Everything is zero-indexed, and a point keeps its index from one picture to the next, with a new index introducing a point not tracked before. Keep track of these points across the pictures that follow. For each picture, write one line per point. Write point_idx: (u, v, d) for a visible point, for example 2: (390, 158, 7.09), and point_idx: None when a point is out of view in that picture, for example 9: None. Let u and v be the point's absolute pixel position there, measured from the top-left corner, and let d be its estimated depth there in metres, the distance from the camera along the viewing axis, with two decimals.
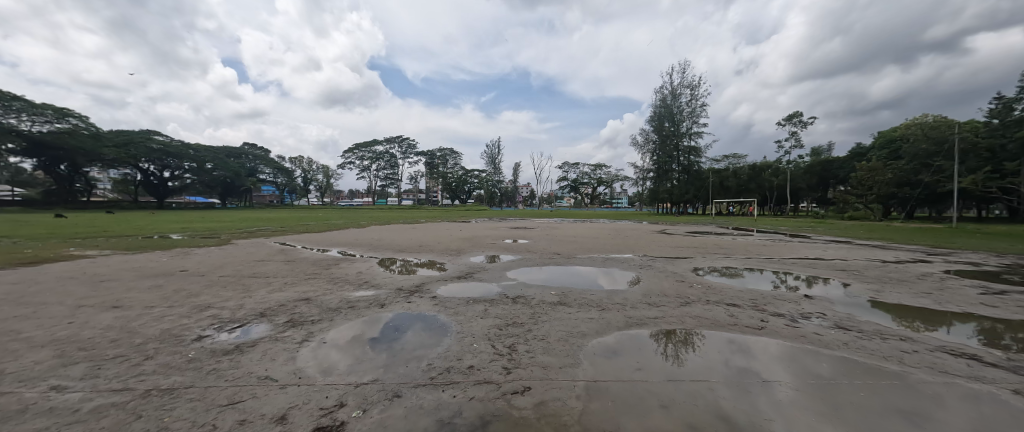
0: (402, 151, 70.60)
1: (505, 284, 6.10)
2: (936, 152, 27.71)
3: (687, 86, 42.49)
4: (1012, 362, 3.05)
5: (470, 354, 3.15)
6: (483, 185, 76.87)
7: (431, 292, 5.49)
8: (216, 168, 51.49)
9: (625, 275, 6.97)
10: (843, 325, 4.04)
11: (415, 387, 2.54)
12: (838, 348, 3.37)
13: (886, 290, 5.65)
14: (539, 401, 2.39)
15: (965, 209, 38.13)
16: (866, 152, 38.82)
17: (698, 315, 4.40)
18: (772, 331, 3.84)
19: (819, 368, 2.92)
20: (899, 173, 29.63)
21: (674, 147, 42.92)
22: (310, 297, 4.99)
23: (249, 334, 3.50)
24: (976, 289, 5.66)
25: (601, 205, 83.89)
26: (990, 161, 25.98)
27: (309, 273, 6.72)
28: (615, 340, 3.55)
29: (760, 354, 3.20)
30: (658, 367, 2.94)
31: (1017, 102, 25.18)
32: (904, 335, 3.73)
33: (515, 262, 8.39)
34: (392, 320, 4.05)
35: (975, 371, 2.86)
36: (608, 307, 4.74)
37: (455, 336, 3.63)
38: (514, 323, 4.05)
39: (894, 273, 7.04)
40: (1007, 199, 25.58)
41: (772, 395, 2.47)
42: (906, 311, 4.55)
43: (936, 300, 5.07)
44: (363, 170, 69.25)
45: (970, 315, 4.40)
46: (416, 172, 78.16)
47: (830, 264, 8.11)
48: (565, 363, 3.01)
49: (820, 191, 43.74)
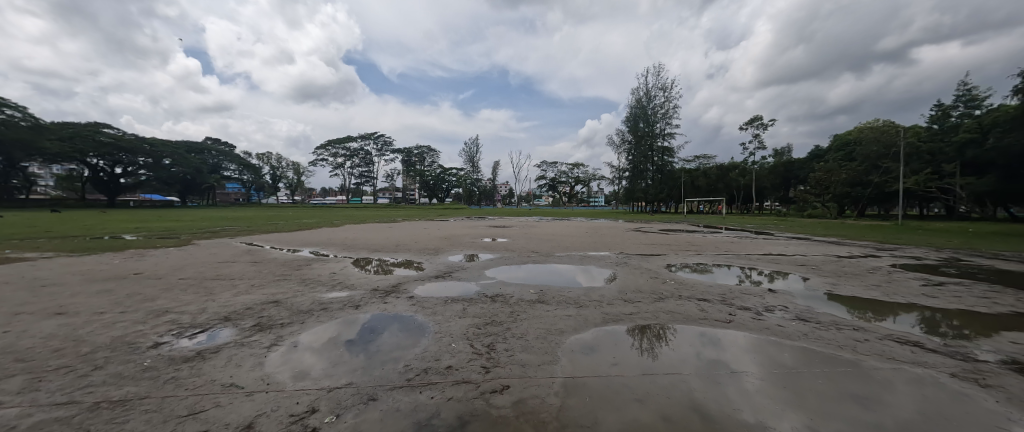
0: (378, 148, 68.93)
1: (483, 283, 6.05)
2: (884, 155, 29.94)
3: (661, 88, 43.63)
4: (951, 348, 3.31)
5: (448, 354, 3.12)
6: (461, 184, 75.84)
7: (409, 292, 5.39)
8: (175, 165, 49.13)
9: (602, 272, 7.05)
10: (803, 317, 4.28)
11: (392, 389, 2.48)
12: (799, 339, 3.57)
13: (841, 283, 6.04)
14: (518, 399, 2.39)
15: (909, 208, 41.25)
16: (823, 154, 41.31)
17: (670, 311, 4.53)
18: (738, 324, 4.02)
19: (783, 358, 3.08)
20: (853, 174, 31.48)
21: (648, 147, 43.97)
22: (279, 299, 4.77)
23: (216, 339, 3.33)
24: (918, 282, 6.15)
25: (579, 204, 84.88)
26: (929, 163, 28.45)
27: (278, 274, 6.44)
28: (592, 337, 3.60)
29: (729, 346, 3.34)
30: (636, 362, 3.00)
31: (953, 109, 28.20)
32: (857, 325, 3.99)
33: (494, 261, 8.33)
34: (369, 321, 3.96)
35: (919, 357, 3.10)
36: (586, 304, 4.82)
37: (432, 336, 3.59)
38: (493, 322, 4.03)
39: (847, 267, 7.52)
40: (944, 198, 28.17)
41: (740, 385, 2.58)
42: (859, 303, 4.87)
43: (884, 292, 5.48)
44: (336, 168, 67.11)
45: (912, 305, 4.78)
46: (392, 170, 76.48)
47: (792, 260, 8.55)
48: (543, 360, 3.03)
49: (782, 190, 46.26)
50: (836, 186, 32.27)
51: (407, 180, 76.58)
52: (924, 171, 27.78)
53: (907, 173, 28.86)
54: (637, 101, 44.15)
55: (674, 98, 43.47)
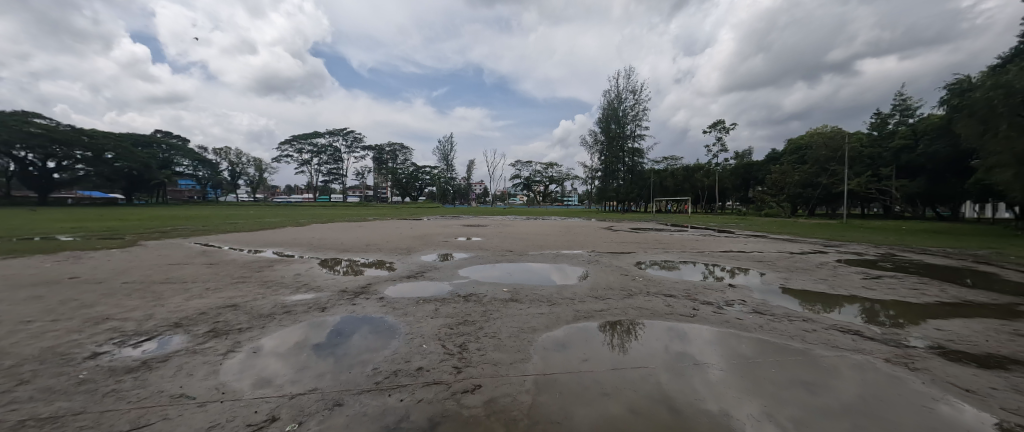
0: (348, 145, 66.60)
1: (457, 282, 6.01)
2: (831, 158, 32.25)
3: (631, 90, 44.82)
4: (886, 336, 3.63)
5: (419, 355, 3.06)
6: (435, 183, 74.72)
7: (380, 293, 5.25)
8: (119, 159, 45.27)
9: (575, 270, 7.18)
10: (759, 310, 4.54)
11: (359, 393, 2.41)
12: (755, 330, 3.78)
13: (794, 277, 6.47)
14: (490, 398, 2.39)
15: (854, 208, 44.69)
16: (779, 157, 44.07)
17: (639, 306, 4.68)
18: (702, 318, 4.22)
19: (743, 349, 3.26)
20: (805, 175, 33.81)
21: (620, 148, 45.10)
22: (238, 303, 4.52)
23: (168, 347, 3.12)
24: (859, 275, 6.70)
25: (553, 204, 85.82)
26: (870, 167, 31.01)
27: (237, 277, 6.10)
28: (564, 334, 3.66)
29: (694, 339, 3.49)
30: (606, 357, 3.07)
31: (890, 118, 30.97)
32: (807, 316, 4.28)
33: (468, 260, 8.27)
34: (338, 324, 3.82)
35: (858, 344, 3.37)
36: (558, 301, 4.89)
37: (404, 337, 3.52)
38: (466, 322, 4.00)
39: (799, 262, 8.06)
40: (882, 199, 30.80)
41: (704, 376, 2.70)
42: (809, 296, 5.23)
43: (830, 285, 5.92)
44: (303, 164, 64.28)
45: (855, 297, 5.18)
46: (362, 168, 74.20)
47: (750, 256, 9.05)
48: (516, 358, 3.04)
49: (743, 191, 48.98)
50: (790, 187, 34.71)
51: (378, 177, 74.61)
52: (865, 174, 30.36)
53: (851, 175, 31.34)
54: (609, 103, 45.13)
55: (643, 100, 44.83)
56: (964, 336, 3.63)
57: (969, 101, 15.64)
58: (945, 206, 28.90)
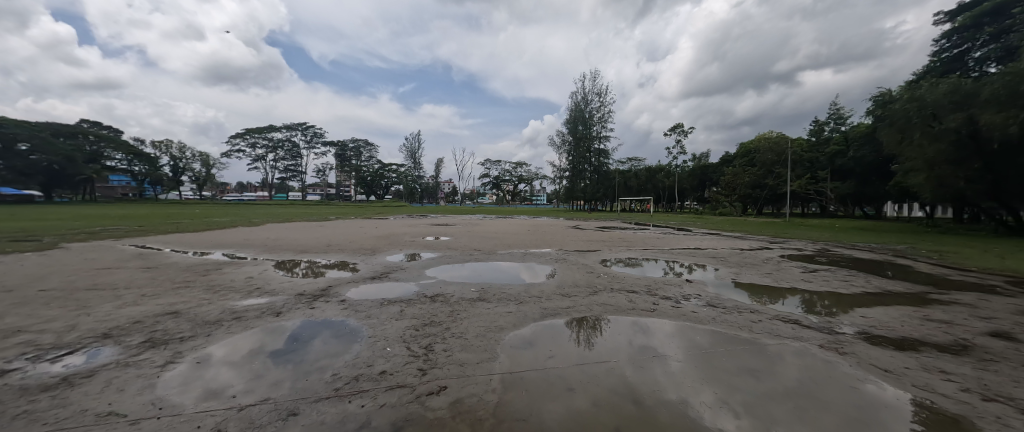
0: (307, 140, 63.23)
1: (423, 282, 5.91)
2: (776, 161, 34.83)
3: (597, 93, 45.94)
4: (821, 324, 3.98)
5: (382, 358, 2.98)
6: (402, 181, 72.75)
7: (341, 295, 5.05)
8: (35, 152, 40.25)
9: (543, 269, 7.28)
10: (713, 303, 4.83)
11: (316, 401, 2.30)
12: (709, 322, 4.03)
13: (743, 272, 6.94)
14: (455, 399, 2.36)
15: (796, 207, 48.56)
16: (731, 160, 46.99)
17: (604, 303, 4.82)
18: (661, 312, 4.42)
19: (699, 340, 3.45)
20: (754, 177, 36.29)
21: (586, 149, 46.13)
22: (180, 309, 4.16)
23: (96, 360, 2.81)
24: (799, 269, 7.30)
25: (522, 203, 86.23)
26: (809, 170, 33.84)
27: (179, 281, 5.61)
28: (531, 332, 3.69)
29: (655, 332, 3.66)
30: (571, 352, 3.14)
31: (826, 126, 33.95)
32: (754, 308, 4.60)
33: (435, 260, 8.15)
34: (294, 329, 3.62)
35: (798, 332, 3.68)
36: (526, 301, 4.91)
37: (367, 340, 3.40)
38: (432, 322, 3.94)
39: (748, 258, 8.64)
40: (820, 199, 33.71)
41: (665, 367, 2.84)
42: (757, 289, 5.63)
43: (775, 279, 6.41)
44: (256, 160, 60.18)
45: (796, 289, 5.63)
46: (323, 165, 70.81)
47: (706, 253, 9.58)
48: (482, 358, 3.03)
49: (699, 191, 51.78)
50: (741, 188, 37.03)
51: (341, 175, 71.45)
52: (805, 177, 33.06)
53: (792, 177, 34.05)
54: (576, 104, 45.99)
55: (608, 103, 46.10)
56: (884, 322, 4.06)
57: (891, 112, 17.42)
58: (872, 206, 32.14)
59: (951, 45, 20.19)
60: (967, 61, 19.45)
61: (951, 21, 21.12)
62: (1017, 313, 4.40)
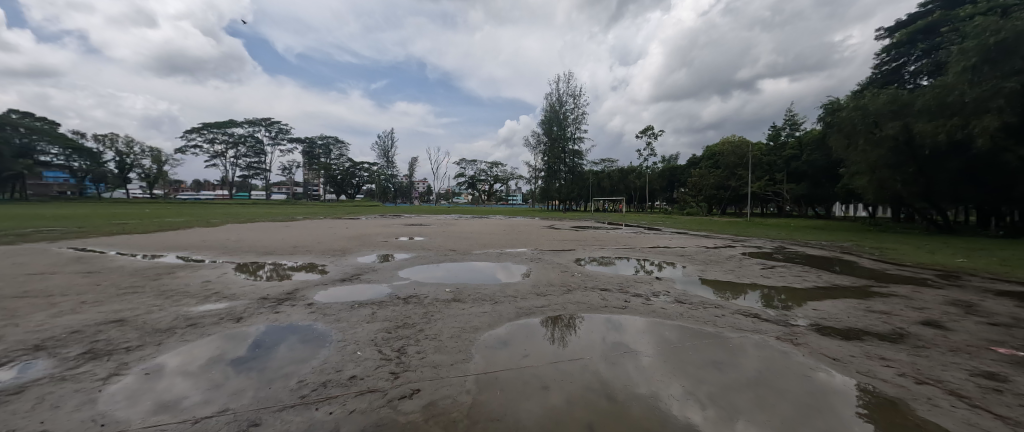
0: (272, 137, 60.19)
1: (396, 284, 5.79)
2: (739, 164, 36.70)
3: (571, 94, 46.61)
4: (778, 317, 4.24)
5: (352, 363, 2.88)
6: (374, 180, 70.79)
7: (309, 298, 4.85)
8: None
9: (518, 268, 7.30)
10: (680, 300, 5.02)
11: (280, 410, 2.20)
12: (677, 318, 4.18)
13: (708, 269, 7.26)
14: (428, 402, 2.33)
15: (756, 207, 51.39)
16: (697, 162, 49.06)
17: (577, 301, 4.89)
18: (633, 309, 4.55)
19: (668, 335, 3.58)
20: (718, 179, 38.02)
21: (561, 149, 46.67)
22: (128, 317, 3.86)
23: (26, 374, 2.55)
24: (758, 266, 7.74)
25: (498, 203, 86.03)
26: (768, 172, 35.91)
27: (127, 286, 5.19)
28: (506, 332, 3.69)
29: (628, 329, 3.76)
30: (546, 351, 3.17)
31: (783, 131, 36.13)
32: (719, 303, 4.83)
33: (409, 261, 7.99)
34: (258, 335, 3.44)
35: (757, 325, 3.90)
36: (501, 300, 4.91)
37: (336, 344, 3.29)
38: (405, 324, 3.86)
39: (713, 256, 9.07)
40: (777, 200, 35.85)
41: (636, 363, 2.92)
42: (720, 285, 5.92)
43: (737, 275, 6.75)
44: (215, 157, 56.60)
45: (756, 285, 5.96)
46: (290, 162, 67.64)
47: (674, 251, 9.95)
48: (457, 359, 3.00)
49: (668, 191, 53.70)
50: (706, 189, 38.71)
51: (309, 173, 68.57)
52: (765, 179, 35.04)
53: (753, 179, 35.98)
54: (551, 105, 46.38)
55: (582, 104, 46.89)
56: (833, 314, 4.38)
57: (839, 119, 18.78)
58: (822, 206, 34.57)
59: (890, 59, 22.03)
60: (903, 74, 21.31)
61: (890, 37, 23.06)
62: (944, 303, 4.89)
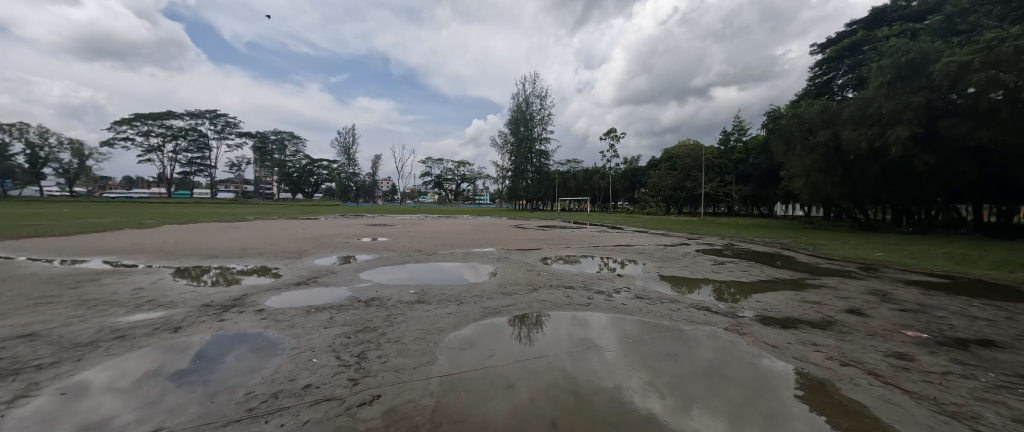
0: (218, 130, 55.63)
1: (357, 286, 5.57)
2: (694, 166, 38.85)
3: (537, 95, 47.10)
4: (726, 309, 4.55)
5: (308, 371, 2.74)
6: (334, 178, 67.54)
7: (259, 304, 4.54)
8: None
9: (485, 268, 7.28)
10: (640, 295, 5.24)
11: (226, 425, 2.04)
12: (637, 313, 4.36)
13: (665, 266, 7.64)
14: (389, 407, 2.26)
15: (708, 207, 54.72)
16: (656, 164, 51.39)
17: (543, 300, 4.96)
18: (596, 305, 4.69)
19: (630, 330, 3.73)
20: (676, 180, 40.01)
21: (528, 150, 47.02)
22: (40, 331, 3.42)
23: None
24: (710, 262, 8.26)
25: (465, 203, 85.11)
26: (719, 174, 38.30)
27: (39, 297, 4.57)
28: (471, 332, 3.66)
29: (592, 325, 3.87)
30: (512, 350, 3.18)
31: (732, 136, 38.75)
32: (674, 298, 5.10)
33: (372, 262, 7.72)
34: (202, 346, 3.17)
35: (708, 318, 4.16)
36: (466, 300, 4.87)
37: (290, 352, 3.11)
38: (366, 328, 3.72)
39: (670, 253, 9.55)
40: (728, 200, 38.38)
41: (600, 357, 3.01)
42: (677, 280, 6.24)
43: (692, 270, 7.15)
44: (150, 151, 51.37)
45: (708, 280, 6.35)
46: (239, 158, 62.84)
47: (634, 249, 10.37)
48: (420, 362, 2.94)
49: (630, 191, 55.81)
50: (665, 190, 40.63)
51: (261, 170, 64.09)
52: (717, 180, 37.35)
53: (707, 181, 38.24)
54: (518, 105, 46.60)
55: (548, 106, 47.54)
56: (773, 305, 4.77)
57: (779, 126, 20.42)
58: (766, 206, 37.44)
59: (821, 73, 24.35)
60: (833, 86, 23.59)
61: (822, 52, 25.45)
62: (865, 292, 5.48)
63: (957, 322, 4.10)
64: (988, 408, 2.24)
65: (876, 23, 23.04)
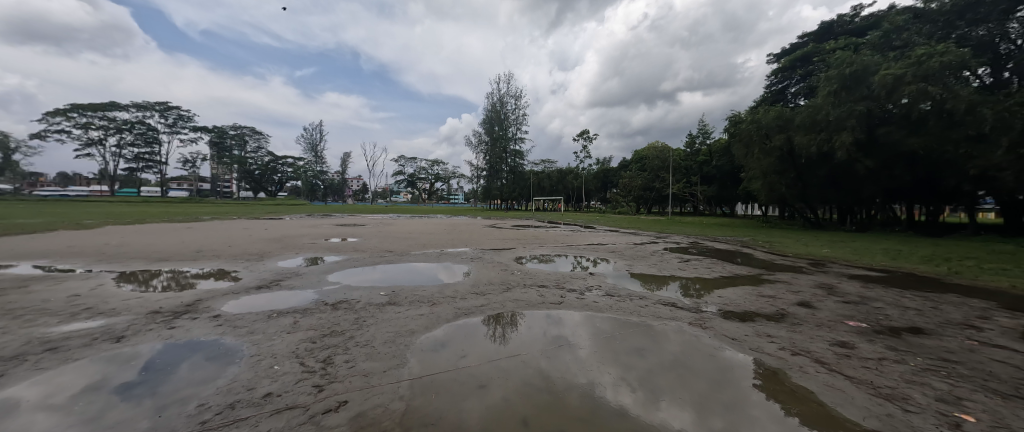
0: (169, 124, 51.72)
1: (325, 289, 5.37)
2: (662, 167, 40.26)
3: (512, 95, 47.16)
4: (691, 304, 4.75)
5: (269, 378, 2.61)
6: (300, 176, 64.56)
7: (215, 310, 4.27)
8: None
9: (459, 268, 7.21)
10: (610, 293, 5.38)
11: None
12: (607, 310, 4.47)
13: (635, 264, 7.87)
14: (357, 413, 2.19)
15: (676, 207, 56.88)
16: (627, 165, 52.81)
17: (516, 299, 4.98)
18: (569, 303, 4.77)
19: (602, 326, 3.82)
20: (645, 181, 41.30)
21: (502, 149, 46.99)
22: None
23: None
24: (677, 259, 8.59)
25: (439, 202, 83.91)
26: (686, 176, 39.90)
27: None
28: (444, 333, 3.62)
29: (566, 323, 3.93)
30: (485, 350, 3.17)
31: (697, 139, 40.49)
32: (642, 295, 5.27)
33: (341, 263, 7.47)
34: (151, 356, 2.95)
35: (674, 313, 4.33)
36: (439, 301, 4.80)
37: (250, 359, 2.95)
38: (333, 332, 3.60)
39: (639, 251, 9.85)
40: (693, 200, 40.08)
41: (574, 354, 3.07)
42: (645, 278, 6.45)
43: (660, 268, 7.41)
44: (90, 145, 46.99)
45: (674, 276, 6.61)
46: (193, 154, 58.71)
47: (606, 248, 10.62)
48: (390, 365, 2.87)
49: (602, 191, 57.00)
50: (635, 190, 41.84)
51: (218, 167, 60.18)
52: (684, 181, 38.90)
53: (674, 181, 39.74)
54: (492, 105, 46.47)
55: (522, 106, 47.71)
56: (733, 300, 5.03)
57: (740, 130, 21.55)
58: (728, 206, 39.42)
59: (777, 81, 25.94)
60: (787, 94, 25.18)
61: (777, 62, 27.09)
62: (814, 286, 5.90)
63: (891, 312, 4.49)
64: (915, 389, 2.47)
65: (825, 36, 24.81)
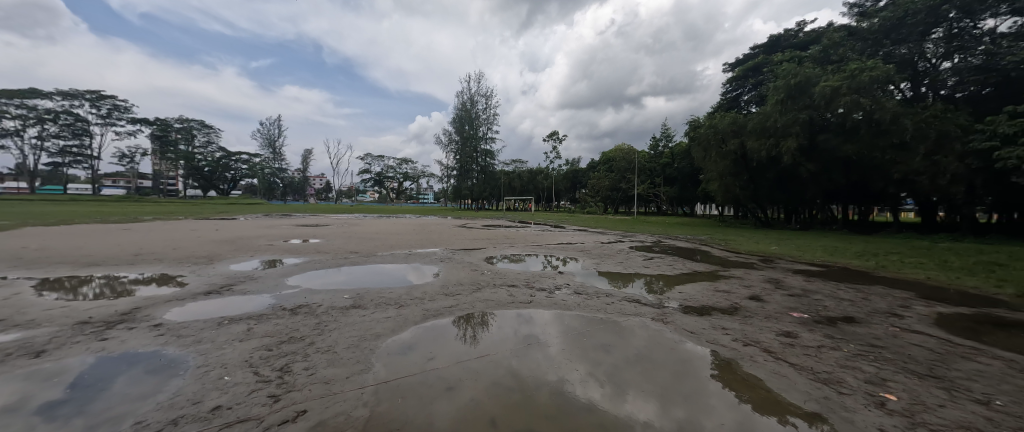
0: (103, 115, 46.94)
1: (284, 293, 5.09)
2: (628, 169, 41.61)
3: (482, 95, 46.91)
4: (653, 300, 4.95)
5: (219, 390, 2.44)
6: (256, 174, 60.71)
7: (157, 318, 3.93)
8: None
9: (429, 269, 7.08)
10: (578, 291, 5.49)
11: None
12: (576, 308, 4.56)
13: (602, 262, 8.09)
14: (317, 423, 2.09)
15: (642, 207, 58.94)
16: (595, 166, 54.05)
17: (486, 299, 4.96)
18: (538, 302, 4.81)
19: (571, 324, 3.90)
20: (613, 181, 42.47)
21: (473, 149, 46.64)
22: None
23: None
24: (641, 257, 8.91)
25: (408, 202, 81.96)
26: (650, 177, 41.48)
27: None
28: (411, 336, 3.53)
29: (537, 321, 3.97)
30: (454, 351, 3.13)
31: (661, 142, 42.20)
32: (608, 292, 5.41)
33: (302, 266, 7.11)
34: (82, 371, 2.66)
35: (638, 309, 4.49)
36: (407, 303, 4.69)
37: (197, 371, 2.74)
38: (292, 338, 3.42)
39: (606, 250, 10.13)
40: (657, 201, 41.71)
41: (544, 352, 3.10)
42: (612, 276, 6.64)
43: (625, 266, 7.66)
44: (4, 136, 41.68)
45: (638, 274, 6.85)
46: (132, 149, 53.61)
47: (574, 247, 10.83)
48: (353, 371, 2.76)
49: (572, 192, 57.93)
50: (603, 190, 42.93)
51: (162, 163, 55.33)
52: (648, 182, 40.39)
53: (639, 182, 41.19)
54: (462, 104, 46.01)
55: (493, 106, 47.62)
56: (692, 295, 5.29)
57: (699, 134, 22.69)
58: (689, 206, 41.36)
59: (732, 89, 27.60)
60: (740, 101, 26.86)
61: (732, 71, 28.82)
62: (764, 281, 6.33)
63: (829, 303, 4.91)
64: (849, 373, 2.71)
65: (774, 49, 26.68)
